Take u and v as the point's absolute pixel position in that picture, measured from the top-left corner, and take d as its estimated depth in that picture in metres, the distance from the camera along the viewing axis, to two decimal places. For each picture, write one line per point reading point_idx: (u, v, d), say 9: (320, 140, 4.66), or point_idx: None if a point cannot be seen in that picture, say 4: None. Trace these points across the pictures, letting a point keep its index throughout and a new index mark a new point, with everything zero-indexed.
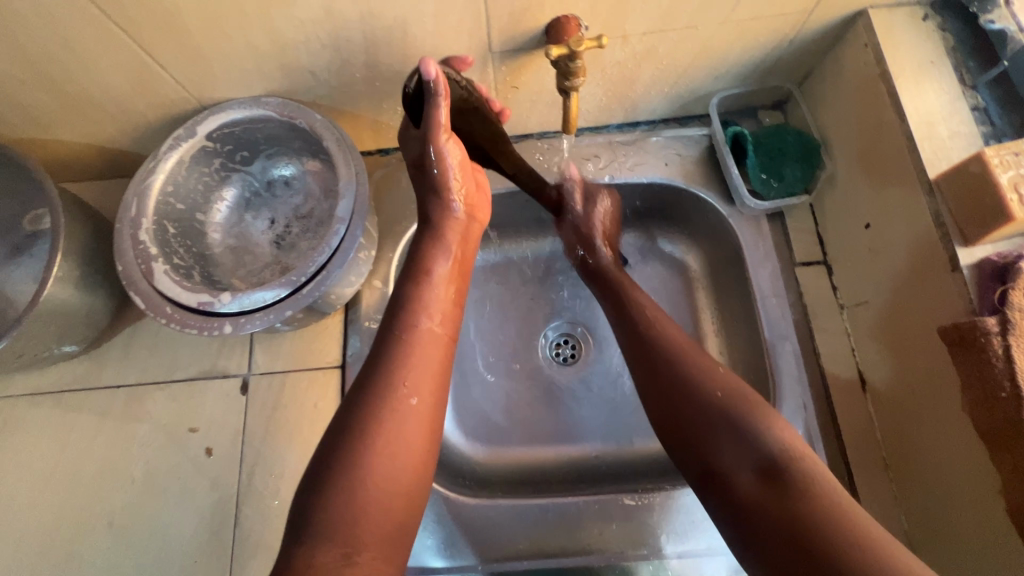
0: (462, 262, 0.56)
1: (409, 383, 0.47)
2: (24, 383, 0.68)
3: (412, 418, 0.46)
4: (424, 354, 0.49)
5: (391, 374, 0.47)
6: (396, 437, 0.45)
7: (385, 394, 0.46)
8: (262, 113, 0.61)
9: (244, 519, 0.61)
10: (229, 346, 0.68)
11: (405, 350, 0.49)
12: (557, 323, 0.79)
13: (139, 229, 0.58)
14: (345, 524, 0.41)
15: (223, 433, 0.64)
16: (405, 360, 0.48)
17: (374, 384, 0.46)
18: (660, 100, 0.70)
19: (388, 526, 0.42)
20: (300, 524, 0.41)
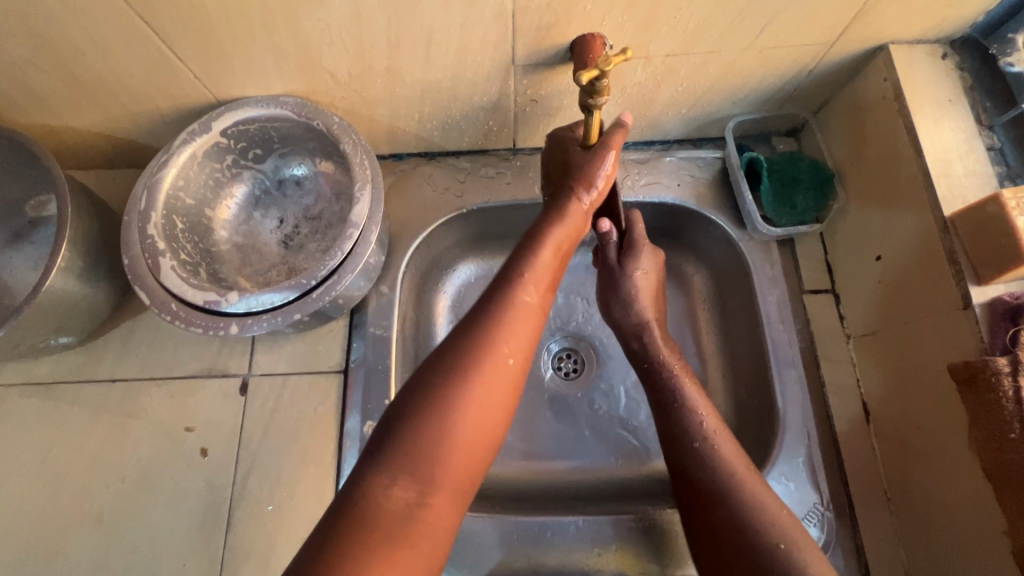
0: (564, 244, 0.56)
1: (509, 344, 0.47)
2: (17, 373, 0.66)
3: (502, 373, 0.46)
4: (522, 319, 0.49)
5: (489, 330, 0.47)
6: (490, 391, 0.45)
7: (484, 348, 0.46)
8: (280, 112, 0.61)
9: (236, 523, 0.60)
10: (229, 346, 0.67)
11: (507, 310, 0.49)
12: (561, 337, 0.79)
13: (147, 223, 0.57)
14: (422, 463, 0.41)
15: (220, 433, 0.63)
16: (506, 318, 0.48)
17: (469, 335, 0.47)
18: (677, 121, 0.70)
19: (461, 476, 0.43)
20: (378, 457, 0.42)
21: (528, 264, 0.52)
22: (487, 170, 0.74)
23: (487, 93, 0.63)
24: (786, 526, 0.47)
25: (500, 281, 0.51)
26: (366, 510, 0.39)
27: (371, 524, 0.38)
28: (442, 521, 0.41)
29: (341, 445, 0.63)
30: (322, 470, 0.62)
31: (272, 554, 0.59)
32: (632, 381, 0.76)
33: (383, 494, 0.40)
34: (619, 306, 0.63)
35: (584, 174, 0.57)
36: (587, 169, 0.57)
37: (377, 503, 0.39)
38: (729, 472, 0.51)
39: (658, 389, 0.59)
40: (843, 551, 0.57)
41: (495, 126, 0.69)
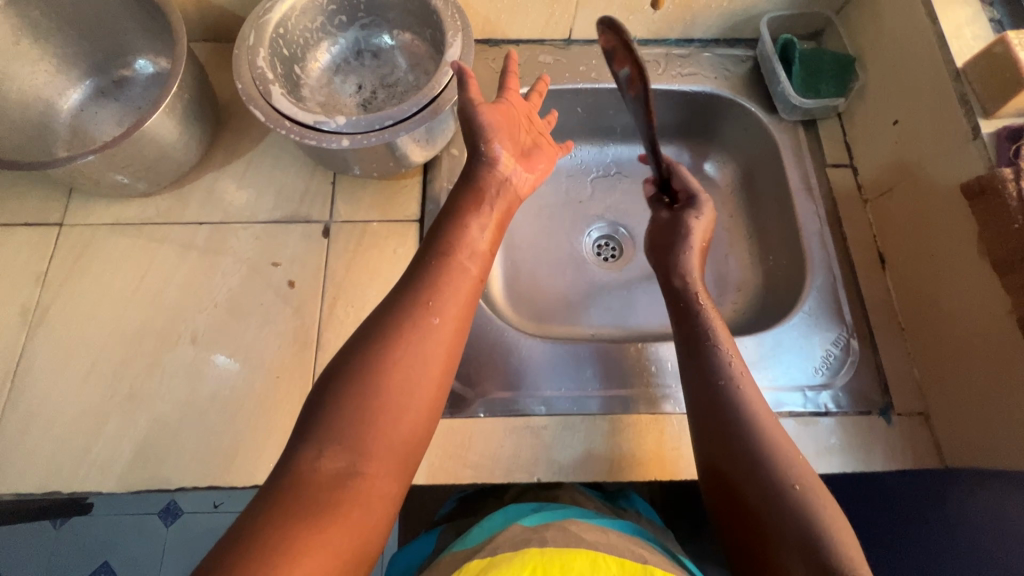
0: (496, 223, 0.57)
1: (435, 307, 0.48)
2: (107, 213, 0.70)
3: (426, 350, 0.47)
4: (453, 286, 0.50)
5: (416, 298, 0.49)
6: (417, 353, 0.46)
7: (409, 318, 0.47)
8: None
9: (325, 342, 0.65)
10: (311, 196, 0.72)
11: (440, 277, 0.50)
12: (599, 226, 0.88)
13: (256, 56, 0.62)
14: (352, 432, 0.42)
15: (306, 268, 0.68)
16: (436, 284, 0.50)
17: (382, 327, 0.47)
18: (716, 16, 0.79)
19: (397, 448, 0.43)
20: (307, 430, 0.43)
21: (458, 236, 0.54)
22: (545, 57, 0.81)
23: None
24: (824, 499, 0.47)
25: (427, 258, 0.52)
26: (296, 484, 0.40)
27: (301, 496, 0.39)
28: (378, 490, 0.42)
29: None
30: None
31: None
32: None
33: (311, 465, 0.40)
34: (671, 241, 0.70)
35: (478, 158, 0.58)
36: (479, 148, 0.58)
37: (306, 471, 0.40)
38: (787, 474, 0.49)
39: (688, 329, 0.61)
40: (866, 370, 0.67)
41: (557, 10, 0.77)
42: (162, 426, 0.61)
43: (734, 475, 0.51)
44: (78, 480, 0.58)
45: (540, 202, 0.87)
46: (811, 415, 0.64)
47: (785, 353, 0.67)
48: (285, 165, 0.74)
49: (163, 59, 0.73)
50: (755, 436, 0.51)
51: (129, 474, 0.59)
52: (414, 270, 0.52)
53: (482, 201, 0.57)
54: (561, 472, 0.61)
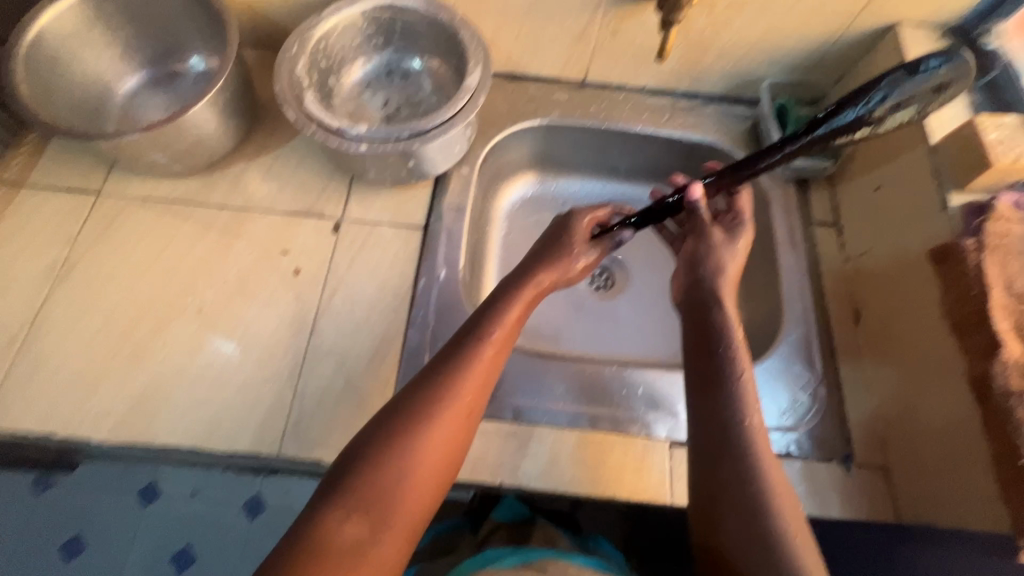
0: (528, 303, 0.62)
1: (461, 388, 0.53)
2: (141, 188, 0.76)
3: (446, 434, 0.51)
4: (479, 367, 0.54)
5: (446, 379, 0.53)
6: (436, 430, 0.50)
7: (437, 398, 0.52)
8: (412, 4, 0.74)
9: (320, 329, 0.69)
10: (327, 195, 0.78)
11: (467, 357, 0.54)
12: None
13: (295, 64, 0.69)
14: (374, 503, 0.47)
15: (313, 259, 0.74)
16: (465, 365, 0.54)
17: (410, 405, 0.51)
18: (721, 75, 0.86)
19: (411, 518, 0.48)
20: (332, 495, 0.47)
21: (491, 318, 0.58)
22: (560, 95, 0.88)
23: (579, 19, 0.77)
24: None
25: (460, 339, 0.57)
26: (321, 544, 0.45)
27: (321, 557, 0.44)
28: (389, 557, 0.46)
29: (417, 283, 0.73)
30: (396, 298, 0.72)
31: (348, 358, 0.68)
32: (653, 294, 0.89)
33: (333, 530, 0.45)
34: (704, 253, 0.65)
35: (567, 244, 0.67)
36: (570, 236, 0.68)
37: (329, 536, 0.45)
38: (788, 553, 0.45)
39: (709, 370, 0.56)
40: (832, 418, 0.69)
41: (575, 54, 0.84)
42: (157, 387, 0.65)
43: (728, 550, 0.48)
44: (72, 428, 0.62)
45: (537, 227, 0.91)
46: (773, 455, 0.66)
47: None
48: (308, 164, 0.80)
49: (214, 59, 0.81)
50: (756, 505, 0.48)
51: (120, 428, 0.63)
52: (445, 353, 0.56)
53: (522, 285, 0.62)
54: (525, 478, 0.63)
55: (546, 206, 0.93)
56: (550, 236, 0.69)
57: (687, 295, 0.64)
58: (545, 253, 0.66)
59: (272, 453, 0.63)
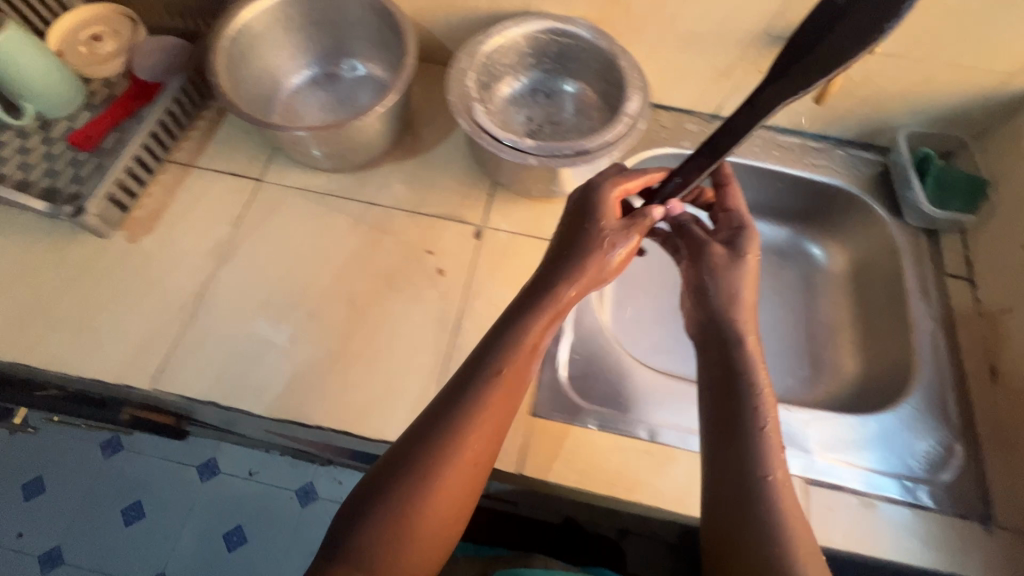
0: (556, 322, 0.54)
1: (466, 439, 0.48)
2: (299, 179, 0.81)
3: (454, 485, 0.47)
4: (490, 414, 0.49)
5: (455, 428, 0.48)
6: (449, 486, 0.46)
7: (432, 449, 0.47)
8: (574, 29, 0.78)
9: (462, 329, 0.72)
10: (469, 201, 0.82)
11: (475, 403, 0.49)
12: None
13: (466, 77, 0.73)
14: (362, 563, 0.44)
15: (456, 261, 0.77)
16: (467, 409, 0.49)
17: (416, 459, 0.46)
18: (857, 120, 0.86)
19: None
20: (339, 557, 0.44)
21: (498, 350, 0.51)
22: (691, 126, 0.90)
23: (729, 56, 0.80)
24: None
25: (462, 378, 0.50)
26: None
27: None
28: None
29: None
30: None
31: None
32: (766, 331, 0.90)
33: None
34: (708, 278, 0.60)
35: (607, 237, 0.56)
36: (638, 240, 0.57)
37: None
38: None
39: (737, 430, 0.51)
40: (970, 475, 0.67)
41: (715, 89, 0.86)
42: (311, 368, 0.68)
43: None
44: (233, 398, 0.66)
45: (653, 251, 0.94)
46: (909, 505, 0.65)
47: (886, 439, 0.69)
48: (452, 170, 0.84)
49: (375, 66, 0.86)
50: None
51: (276, 404, 0.66)
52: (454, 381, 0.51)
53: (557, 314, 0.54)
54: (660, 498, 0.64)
55: None
56: (570, 222, 0.59)
57: (704, 328, 0.59)
58: (574, 253, 0.55)
59: None
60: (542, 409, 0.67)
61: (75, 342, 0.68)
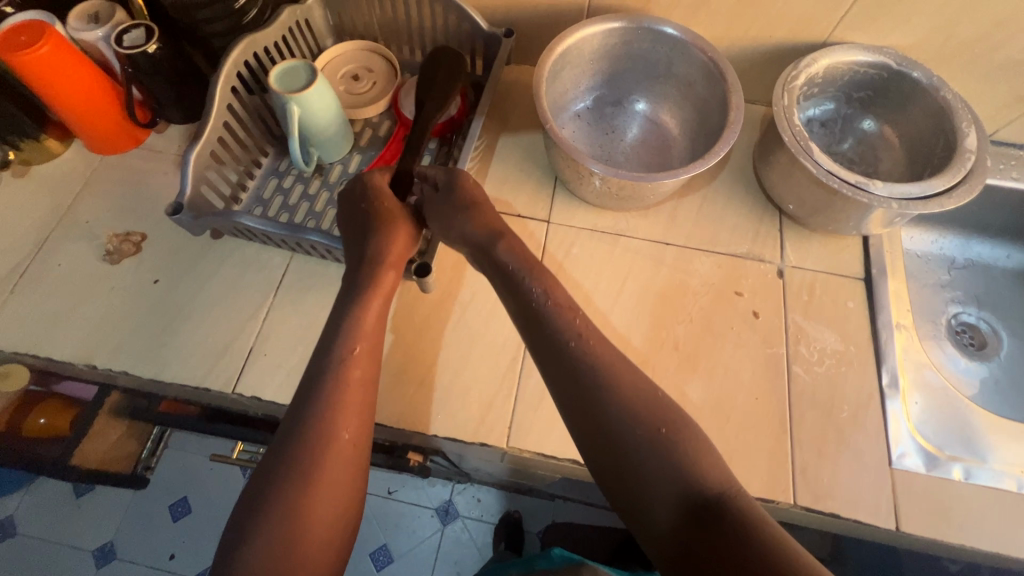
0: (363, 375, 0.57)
1: (302, 475, 0.51)
2: (588, 219, 0.80)
3: (317, 532, 0.50)
4: (333, 461, 0.52)
5: (301, 464, 0.51)
6: (292, 538, 0.49)
7: (286, 493, 0.50)
8: (883, 59, 0.74)
9: (794, 375, 0.70)
10: (762, 238, 0.80)
11: (323, 444, 0.52)
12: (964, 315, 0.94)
13: (792, 115, 0.71)
14: None
15: (767, 302, 0.75)
16: (312, 447, 0.52)
17: (271, 493, 0.50)
18: None
19: None
20: None
21: (335, 398, 0.55)
22: None
23: None
24: None
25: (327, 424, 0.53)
26: None
27: None
28: None
29: (879, 335, 0.72)
30: (860, 350, 0.72)
31: (832, 408, 0.68)
32: None
33: None
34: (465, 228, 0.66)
35: (375, 251, 0.64)
36: (374, 250, 0.64)
37: None
38: None
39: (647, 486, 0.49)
40: None
41: (1002, 112, 0.83)
42: None
43: None
44: None
45: (914, 282, 0.95)
46: None
47: None
48: (736, 205, 0.82)
49: (649, 98, 0.84)
50: None
51: None
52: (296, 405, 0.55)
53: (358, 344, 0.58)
54: None
55: (916, 260, 0.96)
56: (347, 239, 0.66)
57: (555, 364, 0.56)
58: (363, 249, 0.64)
59: (781, 499, 0.64)
60: (900, 459, 0.65)
61: (420, 399, 0.68)
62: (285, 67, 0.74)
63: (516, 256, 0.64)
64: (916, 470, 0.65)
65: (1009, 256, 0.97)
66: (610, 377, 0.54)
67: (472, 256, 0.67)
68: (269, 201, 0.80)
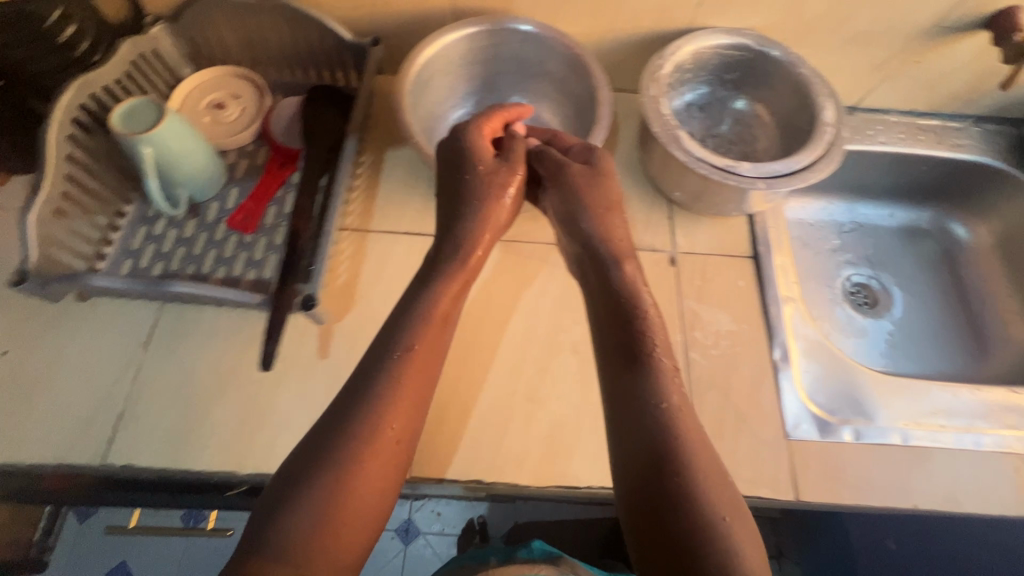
0: (421, 361, 0.51)
1: (347, 451, 0.45)
2: None
3: (363, 508, 0.44)
4: (386, 453, 0.46)
5: (346, 446, 0.45)
6: (340, 514, 0.43)
7: (353, 466, 0.44)
8: (743, 41, 0.76)
9: (692, 362, 0.71)
10: (653, 228, 0.80)
11: (365, 415, 0.47)
12: (855, 276, 0.98)
13: (660, 105, 0.71)
14: None
15: (661, 292, 0.75)
16: (380, 433, 0.46)
17: (314, 465, 0.44)
18: (995, 99, 0.89)
19: None
20: None
21: (389, 383, 0.49)
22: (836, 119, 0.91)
23: (889, 50, 0.80)
24: None
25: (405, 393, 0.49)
26: None
27: None
28: None
29: (767, 311, 0.75)
30: (752, 328, 0.74)
31: (730, 390, 0.70)
32: (919, 317, 0.95)
33: None
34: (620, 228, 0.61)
35: (465, 224, 0.59)
36: (471, 226, 0.59)
37: None
38: None
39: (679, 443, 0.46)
40: None
41: (862, 82, 0.86)
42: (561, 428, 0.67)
43: None
44: (496, 472, 0.64)
45: (804, 252, 0.98)
46: None
47: None
48: (626, 197, 0.82)
49: (527, 99, 0.83)
50: None
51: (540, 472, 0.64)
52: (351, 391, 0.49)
53: (415, 347, 0.51)
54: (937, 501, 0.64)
55: (806, 228, 1.00)
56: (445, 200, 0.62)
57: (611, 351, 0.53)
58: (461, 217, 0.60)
59: None
60: (795, 430, 0.67)
61: None
62: (128, 107, 0.67)
63: (608, 242, 0.60)
64: (810, 438, 0.67)
65: (895, 213, 1.01)
66: (677, 457, 0.45)
67: (581, 259, 0.62)
68: (139, 251, 0.72)
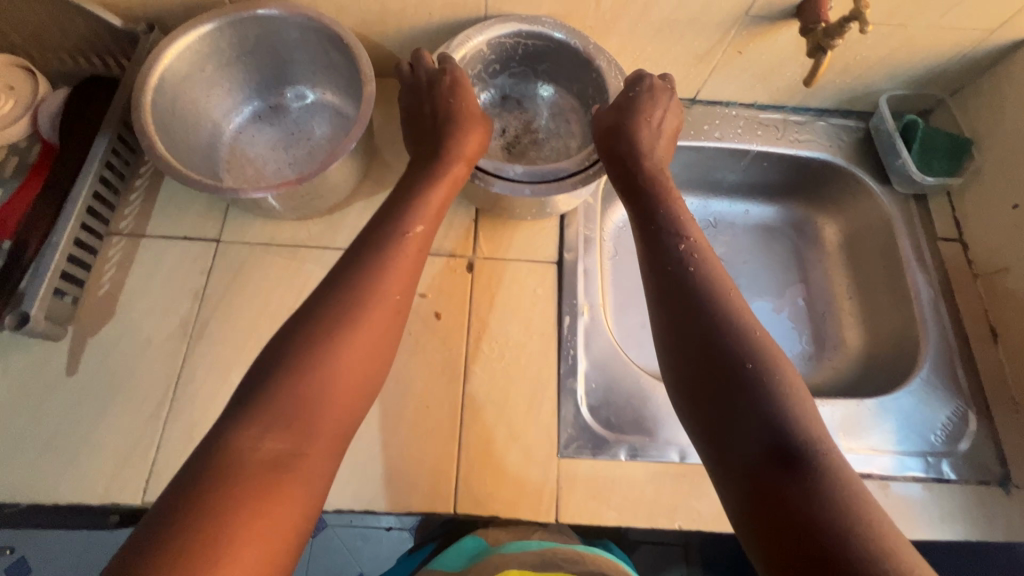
0: (432, 214, 0.59)
1: (355, 288, 0.51)
2: (263, 232, 0.73)
3: (360, 347, 0.48)
4: (378, 306, 0.51)
5: (355, 291, 0.50)
6: (332, 359, 0.47)
7: (344, 306, 0.49)
8: (539, 30, 0.71)
9: (472, 376, 0.68)
10: (454, 231, 0.75)
11: (382, 261, 0.53)
12: None
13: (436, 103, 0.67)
14: (297, 415, 0.44)
15: (451, 301, 0.71)
16: (376, 266, 0.52)
17: (323, 317, 0.48)
18: (835, 91, 0.84)
19: (335, 429, 0.45)
20: (248, 409, 0.43)
21: (395, 233, 0.55)
22: None
23: (707, 40, 0.75)
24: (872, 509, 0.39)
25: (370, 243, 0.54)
26: (233, 460, 0.40)
27: (232, 470, 0.40)
28: (318, 467, 0.43)
29: (561, 320, 0.71)
30: (543, 340, 0.70)
31: (507, 405, 0.67)
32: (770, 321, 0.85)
33: (250, 447, 0.41)
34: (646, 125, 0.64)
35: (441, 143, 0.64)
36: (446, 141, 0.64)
37: (241, 453, 0.41)
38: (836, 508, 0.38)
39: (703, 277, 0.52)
40: (984, 440, 0.70)
41: (692, 74, 0.81)
42: None
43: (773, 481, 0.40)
44: None
45: (638, 259, 0.87)
46: (933, 481, 0.67)
47: (908, 419, 0.70)
48: None
49: (325, 90, 0.78)
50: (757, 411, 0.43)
51: None
52: (338, 273, 0.52)
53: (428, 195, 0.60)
54: (701, 520, 0.63)
55: None
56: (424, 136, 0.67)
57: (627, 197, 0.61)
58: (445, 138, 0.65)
59: (444, 509, 0.62)
60: (566, 447, 0.65)
61: (52, 464, 0.61)
62: None
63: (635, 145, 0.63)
64: (582, 456, 0.65)
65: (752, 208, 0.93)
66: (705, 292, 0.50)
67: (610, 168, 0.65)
68: None
